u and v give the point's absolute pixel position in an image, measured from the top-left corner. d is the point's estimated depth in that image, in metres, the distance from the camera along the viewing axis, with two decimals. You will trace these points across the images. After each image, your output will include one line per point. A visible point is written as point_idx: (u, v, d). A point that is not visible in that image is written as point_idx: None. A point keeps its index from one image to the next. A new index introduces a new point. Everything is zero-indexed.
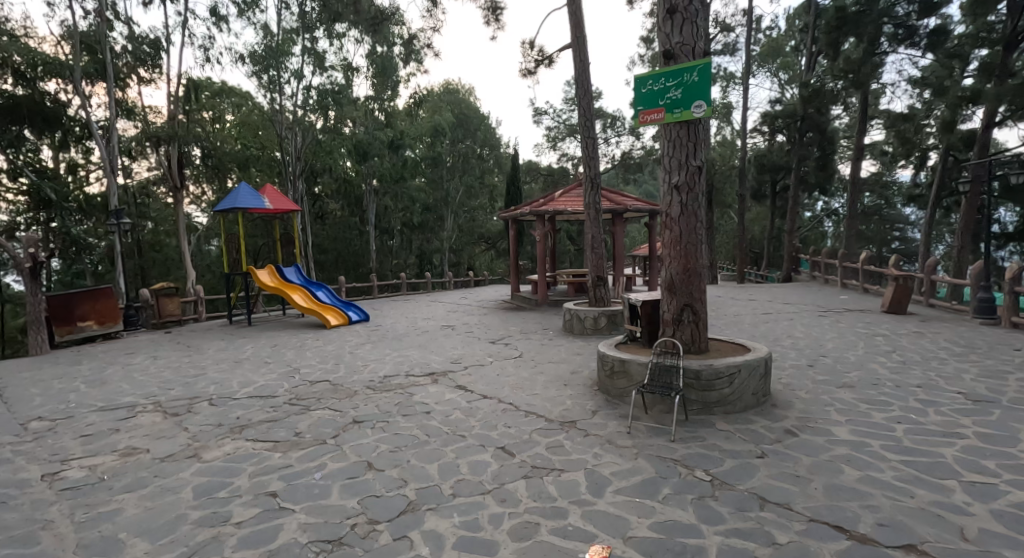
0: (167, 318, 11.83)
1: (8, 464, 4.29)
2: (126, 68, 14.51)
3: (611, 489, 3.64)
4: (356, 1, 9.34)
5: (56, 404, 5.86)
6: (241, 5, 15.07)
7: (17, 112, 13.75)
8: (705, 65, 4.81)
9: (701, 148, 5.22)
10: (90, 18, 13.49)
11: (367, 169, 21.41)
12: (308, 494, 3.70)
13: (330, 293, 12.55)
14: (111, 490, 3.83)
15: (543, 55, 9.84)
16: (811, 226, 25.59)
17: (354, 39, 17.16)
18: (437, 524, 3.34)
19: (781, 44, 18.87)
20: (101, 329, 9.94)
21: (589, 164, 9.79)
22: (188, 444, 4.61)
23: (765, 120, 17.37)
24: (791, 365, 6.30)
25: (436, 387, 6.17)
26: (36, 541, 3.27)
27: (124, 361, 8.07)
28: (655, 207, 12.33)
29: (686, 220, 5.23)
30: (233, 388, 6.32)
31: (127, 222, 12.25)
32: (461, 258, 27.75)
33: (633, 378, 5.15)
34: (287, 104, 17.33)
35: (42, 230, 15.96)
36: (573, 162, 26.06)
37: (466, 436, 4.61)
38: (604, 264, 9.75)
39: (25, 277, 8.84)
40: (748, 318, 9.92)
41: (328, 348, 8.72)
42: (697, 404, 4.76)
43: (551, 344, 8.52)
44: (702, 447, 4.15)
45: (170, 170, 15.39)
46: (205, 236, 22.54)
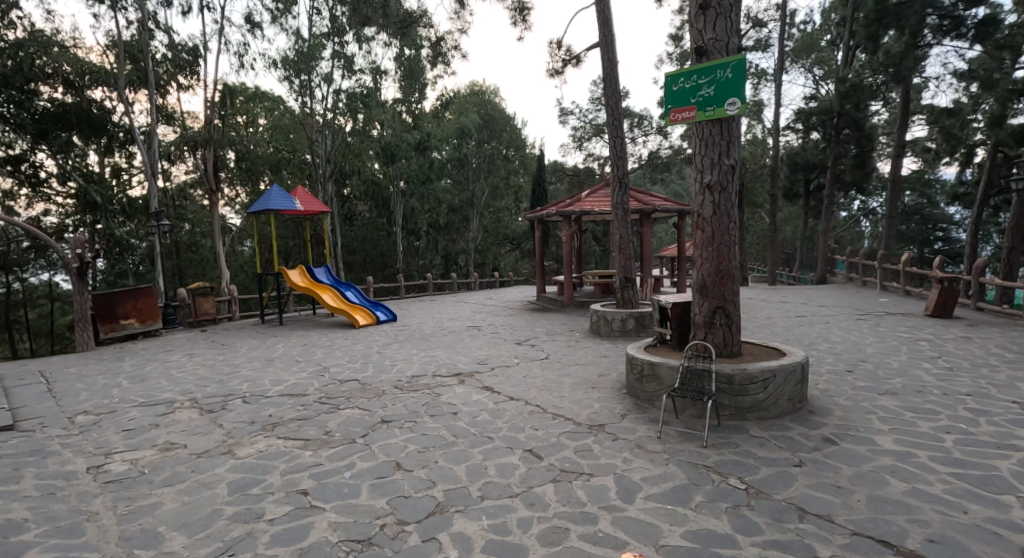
0: (202, 317, 12.12)
1: (56, 457, 4.44)
2: (166, 75, 14.94)
3: (642, 495, 3.57)
4: (385, 4, 9.42)
5: (101, 399, 6.05)
6: (274, 12, 15.42)
7: (67, 120, 14.28)
8: (740, 61, 4.69)
9: (735, 147, 5.10)
10: (133, 27, 13.96)
11: (394, 171, 21.62)
12: (338, 494, 3.72)
13: (359, 294, 12.69)
14: (150, 483, 3.92)
15: (570, 55, 9.77)
16: (846, 227, 24.94)
17: (383, 42, 17.41)
18: (466, 527, 3.32)
19: (817, 39, 18.31)
20: (142, 327, 10.24)
21: (617, 164, 9.66)
22: (223, 441, 4.69)
23: (800, 118, 16.92)
24: (829, 370, 6.11)
25: (463, 387, 6.18)
26: (81, 532, 3.35)
27: (163, 358, 8.28)
28: (684, 206, 12.13)
29: (718, 220, 5.11)
30: (264, 387, 6.42)
31: (165, 223, 12.59)
32: (487, 259, 27.85)
33: (663, 381, 5.06)
34: (317, 107, 17.65)
35: (88, 232, 16.52)
36: (599, 162, 25.85)
37: (494, 438, 4.60)
38: (632, 265, 9.59)
39: (72, 277, 9.16)
40: (782, 321, 9.66)
41: (358, 348, 8.81)
42: (730, 409, 4.64)
43: (578, 345, 8.45)
44: (736, 454, 4.04)
45: (208, 175, 15.82)
46: (239, 237, 23.08)
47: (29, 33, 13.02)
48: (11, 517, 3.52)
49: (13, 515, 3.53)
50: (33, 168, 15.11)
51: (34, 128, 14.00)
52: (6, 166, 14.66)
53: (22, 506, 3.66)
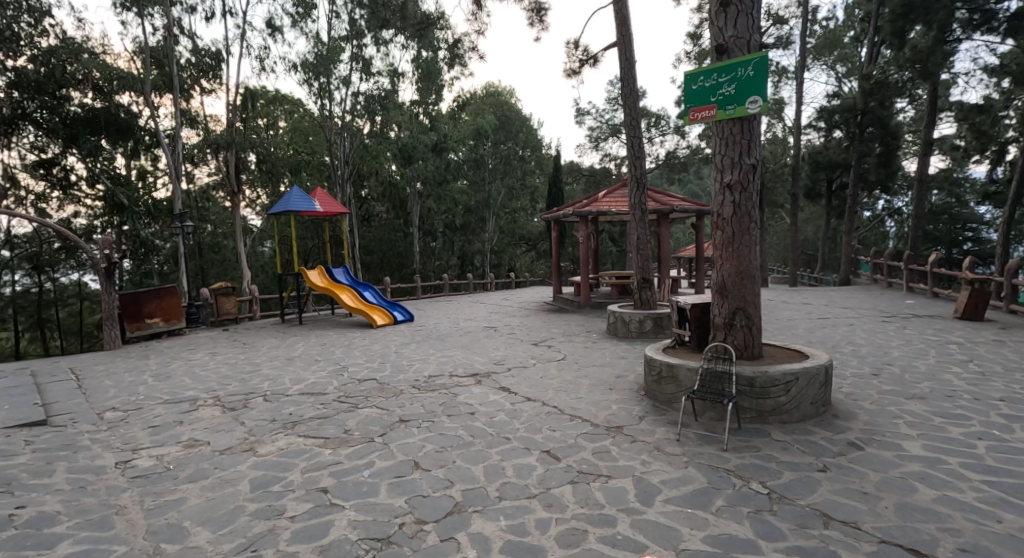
0: (224, 316, 12.31)
1: (85, 451, 4.53)
2: (190, 79, 15.24)
3: (661, 498, 3.53)
4: (403, 7, 9.46)
5: (128, 396, 6.18)
6: (294, 16, 15.63)
7: (95, 124, 14.63)
8: (761, 59, 4.62)
9: (756, 146, 5.02)
10: (159, 33, 14.28)
11: (412, 172, 21.76)
12: (357, 492, 3.74)
13: (377, 294, 12.79)
14: (175, 479, 3.99)
15: (587, 55, 9.72)
16: (870, 227, 24.50)
17: (401, 44, 17.54)
18: (484, 527, 3.32)
19: (840, 35, 17.99)
20: (167, 326, 10.44)
21: (635, 164, 9.57)
22: (245, 439, 4.75)
23: (822, 116, 16.64)
24: (853, 373, 6.00)
25: (481, 388, 6.18)
26: (110, 525, 3.42)
27: (186, 357, 8.41)
28: (703, 206, 12.00)
29: (739, 221, 5.04)
30: (284, 385, 6.48)
31: (189, 224, 12.80)
32: (503, 259, 27.88)
33: (682, 384, 5.01)
34: (336, 110, 17.86)
35: (115, 232, 16.88)
36: (616, 162, 25.73)
37: (511, 439, 4.59)
38: (650, 266, 9.51)
39: (100, 276, 9.36)
40: (804, 323, 9.50)
41: (376, 347, 8.87)
42: (751, 412, 4.58)
43: (596, 346, 8.41)
44: (757, 458, 3.99)
45: (230, 177, 16.08)
46: (260, 237, 23.44)
47: (61, 41, 13.40)
48: (44, 509, 3.60)
49: (45, 508, 3.61)
50: (64, 171, 15.47)
51: (65, 133, 14.33)
52: (39, 169, 15.06)
53: (53, 499, 3.73)
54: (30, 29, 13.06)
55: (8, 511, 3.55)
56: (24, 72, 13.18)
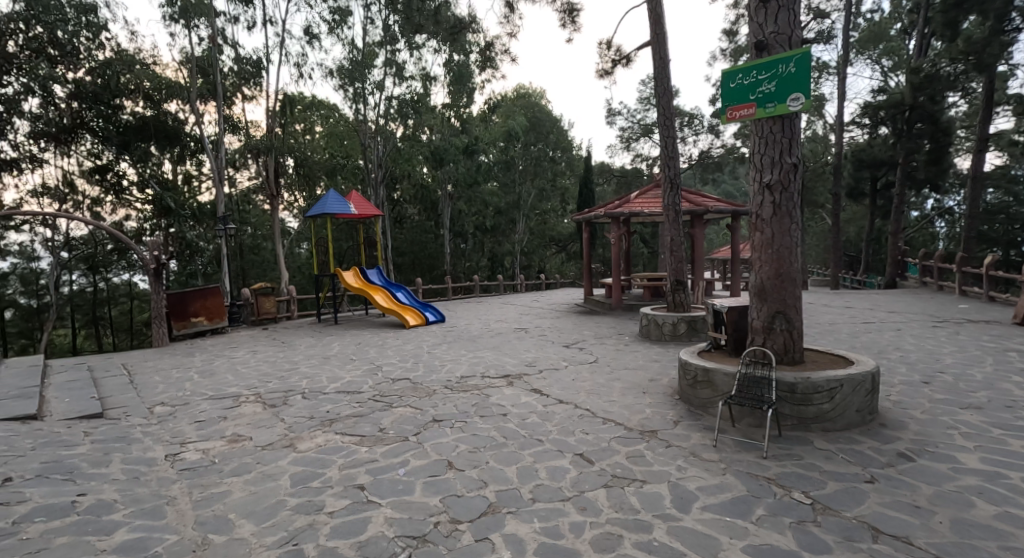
0: (263, 315, 12.67)
1: (137, 444, 4.72)
2: (232, 86, 15.73)
3: (698, 505, 3.47)
4: (436, 11, 9.56)
5: (175, 391, 6.41)
6: (331, 23, 15.98)
7: (145, 131, 15.27)
8: (803, 55, 4.48)
9: (798, 145, 4.90)
10: (204, 43, 14.82)
11: (443, 175, 21.96)
12: (393, 490, 3.79)
13: (409, 294, 12.95)
14: (220, 473, 4.12)
15: (620, 55, 9.65)
16: (918, 227, 23.54)
17: (433, 49, 17.77)
18: (518, 529, 3.32)
19: (885, 28, 17.35)
20: (210, 325, 10.80)
21: (668, 164, 9.39)
22: (285, 435, 4.87)
23: (866, 112, 16.12)
24: (902, 381, 5.78)
25: (512, 389, 6.19)
26: (161, 514, 3.55)
27: (228, 355, 8.68)
28: (739, 207, 11.75)
29: (779, 221, 4.92)
30: (321, 384, 6.62)
31: (230, 226, 13.20)
32: (533, 261, 27.92)
33: (718, 389, 4.92)
34: (370, 114, 18.24)
35: (163, 235, 17.57)
36: (648, 163, 25.45)
37: (544, 441, 4.58)
38: (684, 268, 9.36)
39: (149, 276, 9.73)
40: (846, 328, 9.21)
41: (409, 347, 8.98)
42: (792, 420, 4.47)
43: (628, 349, 8.32)
44: (798, 467, 3.89)
45: (269, 181, 16.54)
46: (297, 239, 24.06)
47: (115, 53, 14.00)
48: (102, 497, 3.74)
49: (104, 495, 3.76)
50: (116, 177, 16.19)
51: (118, 140, 15.00)
52: (94, 175, 15.82)
53: (110, 488, 3.88)
54: (88, 42, 13.63)
55: (70, 497, 3.71)
56: (82, 83, 13.85)
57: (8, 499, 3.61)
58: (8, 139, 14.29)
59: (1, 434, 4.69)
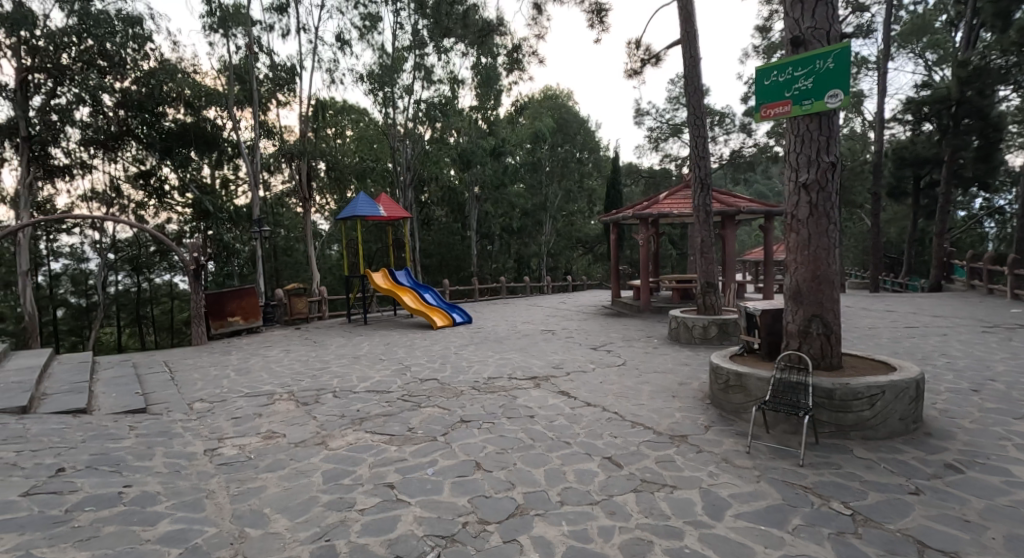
0: (296, 315, 12.93)
1: (178, 438, 4.87)
2: (267, 92, 16.13)
3: (731, 512, 3.40)
4: (465, 14, 9.63)
5: (213, 388, 6.60)
6: (362, 29, 16.24)
7: (186, 138, 15.84)
8: (843, 50, 4.35)
9: (836, 143, 4.77)
10: (241, 51, 15.22)
11: (471, 176, 22.07)
12: (422, 489, 3.82)
13: (437, 296, 13.04)
14: (256, 468, 4.21)
15: (649, 54, 9.55)
16: (965, 228, 22.64)
17: (461, 52, 17.89)
18: (546, 531, 3.31)
19: (929, 20, 16.73)
20: (246, 324, 11.08)
21: (699, 164, 9.24)
22: (318, 432, 4.95)
23: (909, 109, 15.58)
24: (949, 389, 5.56)
25: (539, 391, 6.18)
26: (201, 507, 3.64)
27: (263, 353, 8.88)
28: (772, 207, 11.50)
29: (815, 222, 4.79)
30: (351, 383, 6.72)
31: (265, 228, 13.51)
32: (560, 263, 27.85)
33: (751, 394, 4.82)
34: (399, 117, 18.47)
35: (202, 237, 18.10)
36: (677, 163, 25.13)
37: (572, 443, 4.56)
38: (715, 270, 9.20)
39: (189, 277, 10.03)
40: (888, 332, 8.91)
41: (437, 348, 9.04)
42: (830, 427, 4.35)
43: (657, 352, 8.23)
44: (837, 476, 3.77)
45: (302, 184, 16.87)
46: (328, 241, 24.51)
47: (159, 62, 14.40)
48: (147, 489, 3.85)
49: (148, 488, 3.86)
50: (159, 181, 16.77)
51: (161, 146, 15.55)
52: (139, 180, 16.44)
53: (154, 480, 4.00)
54: (134, 54, 14.04)
55: (117, 488, 3.82)
56: (128, 93, 14.25)
57: (60, 488, 3.73)
58: (61, 147, 14.94)
59: (53, 427, 4.88)
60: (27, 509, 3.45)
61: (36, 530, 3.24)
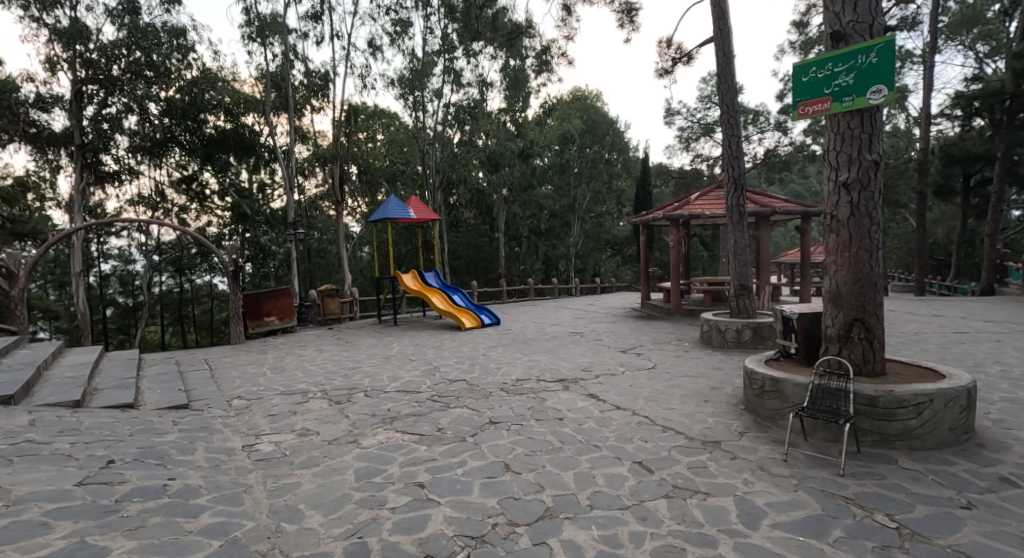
0: (329, 316, 13.17)
1: (217, 434, 4.99)
2: (303, 98, 16.49)
3: (768, 522, 3.31)
4: (495, 16, 9.66)
5: (250, 385, 6.75)
6: (393, 35, 16.45)
7: (226, 143, 16.25)
8: (887, 44, 4.20)
9: (879, 140, 4.61)
10: (278, 59, 15.58)
11: (499, 179, 22.15)
12: (451, 489, 3.83)
13: (465, 297, 13.09)
14: (291, 465, 4.29)
15: (681, 52, 9.42)
16: (1017, 229, 21.61)
17: (490, 55, 17.98)
18: (576, 535, 3.27)
19: (981, 10, 16.03)
20: (281, 324, 11.32)
21: (733, 164, 9.04)
22: (350, 431, 5.02)
23: (958, 103, 14.97)
24: (1002, 398, 5.31)
25: (568, 393, 6.14)
26: (239, 501, 3.71)
27: (297, 353, 9.06)
28: (809, 208, 11.21)
29: (857, 223, 4.63)
30: (382, 382, 6.79)
31: (300, 230, 13.79)
32: (588, 265, 27.69)
33: (788, 400, 4.69)
34: (429, 121, 18.65)
35: (240, 239, 18.60)
36: (709, 163, 24.74)
37: (601, 447, 4.51)
38: (749, 272, 9.00)
39: (228, 278, 10.31)
40: (935, 338, 8.56)
41: (466, 349, 9.08)
42: (873, 436, 4.20)
43: (688, 355, 8.10)
44: (881, 487, 3.63)
45: (335, 188, 17.20)
46: (359, 243, 24.92)
47: (201, 71, 14.89)
48: (189, 482, 3.95)
49: (191, 481, 3.96)
50: (200, 186, 17.49)
51: (202, 152, 15.99)
52: (182, 185, 17.27)
53: (196, 474, 4.10)
54: (178, 64, 14.61)
55: (161, 481, 3.93)
56: (172, 101, 14.89)
57: (111, 480, 3.85)
58: (111, 154, 15.53)
59: (103, 420, 5.06)
60: (81, 497, 3.56)
61: (89, 519, 3.34)
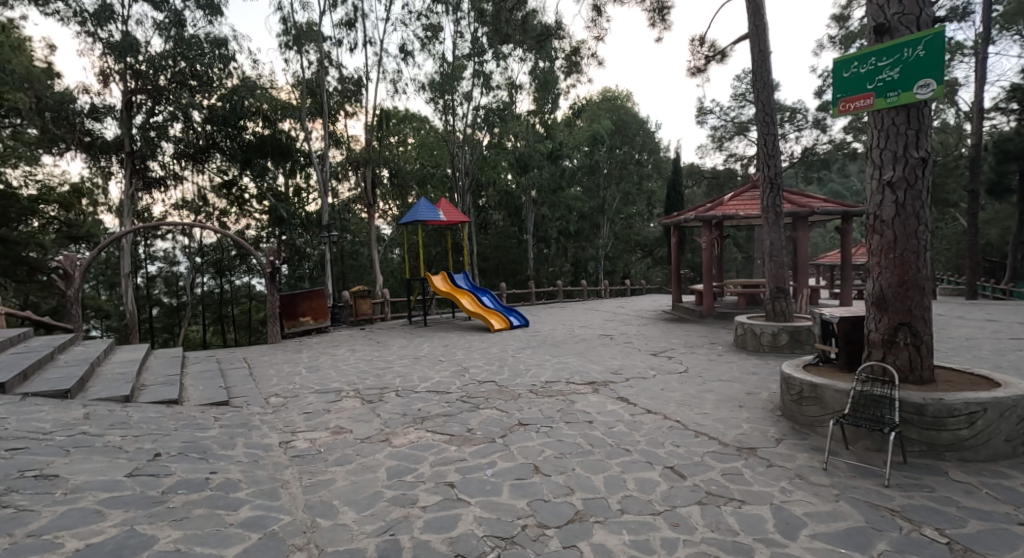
0: (360, 317, 13.37)
1: (255, 430, 5.09)
2: (337, 104, 16.81)
3: (807, 532, 3.19)
4: (525, 18, 9.66)
5: (286, 384, 6.88)
6: (424, 40, 16.61)
7: (263, 149, 16.63)
8: (936, 36, 4.01)
9: (927, 136, 4.41)
10: (313, 66, 15.90)
11: (528, 180, 22.14)
12: (481, 490, 3.81)
13: (494, 299, 13.08)
14: (325, 461, 4.34)
15: (714, 50, 9.24)
16: None
17: (519, 57, 17.99)
18: (606, 539, 3.21)
19: None
20: (316, 324, 11.53)
21: (769, 163, 8.81)
22: (381, 430, 5.05)
23: (1013, 97, 14.28)
24: None
25: (598, 396, 6.07)
26: (277, 496, 3.77)
27: (331, 352, 9.20)
28: (849, 208, 10.86)
29: (903, 223, 4.45)
30: (412, 382, 6.83)
31: (333, 232, 14.02)
32: (618, 266, 27.44)
33: (828, 406, 4.53)
34: (459, 124, 18.76)
35: (277, 241, 19.07)
36: (743, 163, 24.24)
37: (632, 451, 4.44)
38: (785, 274, 8.75)
39: (265, 279, 10.55)
40: (987, 344, 8.16)
41: (495, 351, 9.08)
42: (920, 446, 4.01)
43: (721, 359, 7.92)
44: (930, 499, 3.47)
45: (367, 191, 17.45)
46: (390, 245, 25.25)
47: (241, 79, 15.31)
48: (230, 476, 4.03)
49: (231, 475, 4.04)
50: (239, 191, 18.02)
51: (241, 158, 16.41)
52: (223, 190, 17.82)
53: (236, 468, 4.19)
54: (220, 74, 14.99)
55: (204, 474, 4.02)
56: (214, 109, 15.30)
57: (157, 471, 3.95)
58: (158, 160, 16.03)
59: (151, 415, 5.21)
60: (131, 488, 3.67)
61: (138, 508, 3.43)
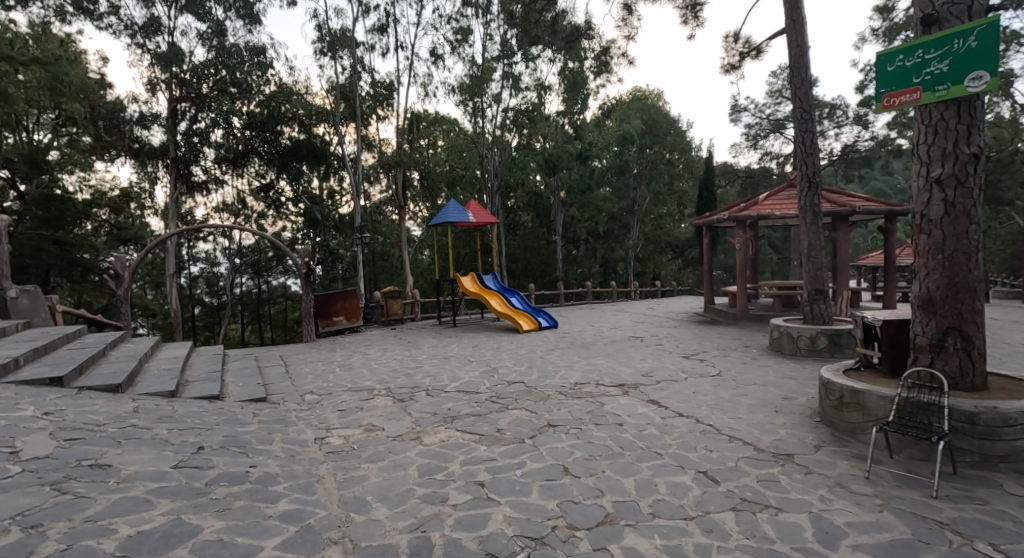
0: (391, 316, 13.52)
1: (292, 426, 5.18)
2: (368, 107, 17.06)
3: (849, 542, 3.08)
4: (555, 18, 9.61)
5: (321, 381, 7.00)
6: (454, 43, 16.72)
7: (299, 152, 16.74)
8: (989, 26, 3.82)
9: (978, 131, 4.22)
10: (346, 71, 16.17)
11: (556, 181, 22.06)
12: (511, 490, 3.79)
13: (523, 300, 13.04)
14: (358, 458, 4.39)
15: (749, 47, 9.03)
16: None
17: (548, 58, 17.93)
18: (638, 543, 3.16)
19: None
20: (349, 324, 11.70)
21: (807, 161, 8.55)
22: (412, 428, 5.08)
23: None
24: None
25: (629, 398, 5.99)
26: (312, 491, 3.82)
27: (363, 351, 9.32)
28: (892, 206, 10.47)
29: (952, 222, 4.25)
30: (443, 382, 6.86)
31: (364, 234, 14.20)
32: (648, 267, 27.11)
33: (870, 413, 4.37)
34: (488, 125, 18.82)
35: (311, 243, 19.48)
36: (778, 162, 23.66)
37: (663, 454, 4.36)
38: (824, 276, 8.49)
39: (301, 280, 10.75)
40: None
41: (525, 351, 9.06)
42: (971, 456, 3.83)
43: (756, 362, 7.73)
44: (982, 512, 3.31)
45: (398, 193, 17.66)
46: (420, 246, 25.50)
47: (278, 86, 15.63)
48: (268, 470, 4.11)
49: (269, 469, 4.12)
50: (276, 194, 18.36)
51: (278, 161, 16.53)
52: (261, 193, 18.21)
53: (274, 463, 4.27)
54: (258, 81, 15.32)
55: (244, 468, 4.10)
56: (253, 114, 15.57)
57: (200, 464, 4.05)
58: (201, 166, 16.62)
59: (194, 410, 5.36)
60: (177, 479, 3.76)
61: (183, 498, 3.52)
